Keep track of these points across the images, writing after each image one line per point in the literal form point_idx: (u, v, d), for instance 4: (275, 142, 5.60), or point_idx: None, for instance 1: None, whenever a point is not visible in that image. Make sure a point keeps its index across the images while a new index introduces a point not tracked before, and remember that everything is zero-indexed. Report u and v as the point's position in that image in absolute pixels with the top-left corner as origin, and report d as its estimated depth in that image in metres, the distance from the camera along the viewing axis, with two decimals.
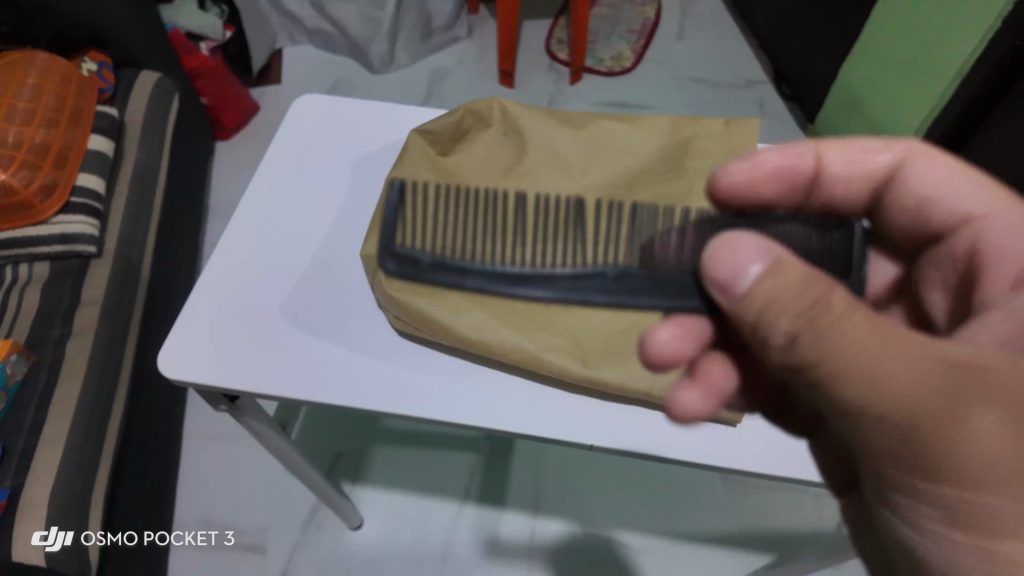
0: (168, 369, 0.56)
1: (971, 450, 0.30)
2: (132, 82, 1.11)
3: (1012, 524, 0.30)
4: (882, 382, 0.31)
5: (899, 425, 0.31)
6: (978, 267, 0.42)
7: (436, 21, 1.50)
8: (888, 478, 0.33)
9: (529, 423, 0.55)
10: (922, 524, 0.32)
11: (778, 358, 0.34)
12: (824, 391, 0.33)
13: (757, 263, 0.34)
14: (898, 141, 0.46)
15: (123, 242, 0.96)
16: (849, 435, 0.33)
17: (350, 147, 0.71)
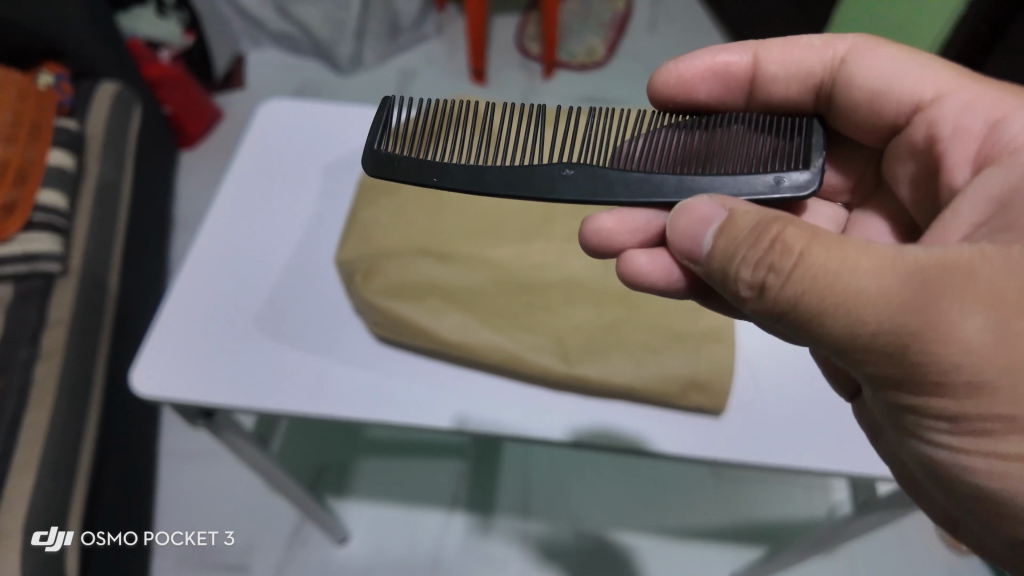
0: (140, 387, 0.53)
1: (956, 351, 0.32)
2: (91, 94, 1.07)
3: (998, 408, 0.33)
4: (862, 307, 0.33)
5: (883, 344, 0.33)
6: (942, 151, 0.44)
7: (403, 21, 1.47)
8: (887, 389, 0.36)
9: (518, 425, 0.53)
10: (926, 424, 0.36)
11: (754, 310, 0.36)
12: (808, 331, 0.35)
13: (710, 223, 0.36)
14: (837, 39, 0.46)
15: (87, 260, 0.93)
16: (842, 360, 0.36)
17: (320, 150, 0.69)
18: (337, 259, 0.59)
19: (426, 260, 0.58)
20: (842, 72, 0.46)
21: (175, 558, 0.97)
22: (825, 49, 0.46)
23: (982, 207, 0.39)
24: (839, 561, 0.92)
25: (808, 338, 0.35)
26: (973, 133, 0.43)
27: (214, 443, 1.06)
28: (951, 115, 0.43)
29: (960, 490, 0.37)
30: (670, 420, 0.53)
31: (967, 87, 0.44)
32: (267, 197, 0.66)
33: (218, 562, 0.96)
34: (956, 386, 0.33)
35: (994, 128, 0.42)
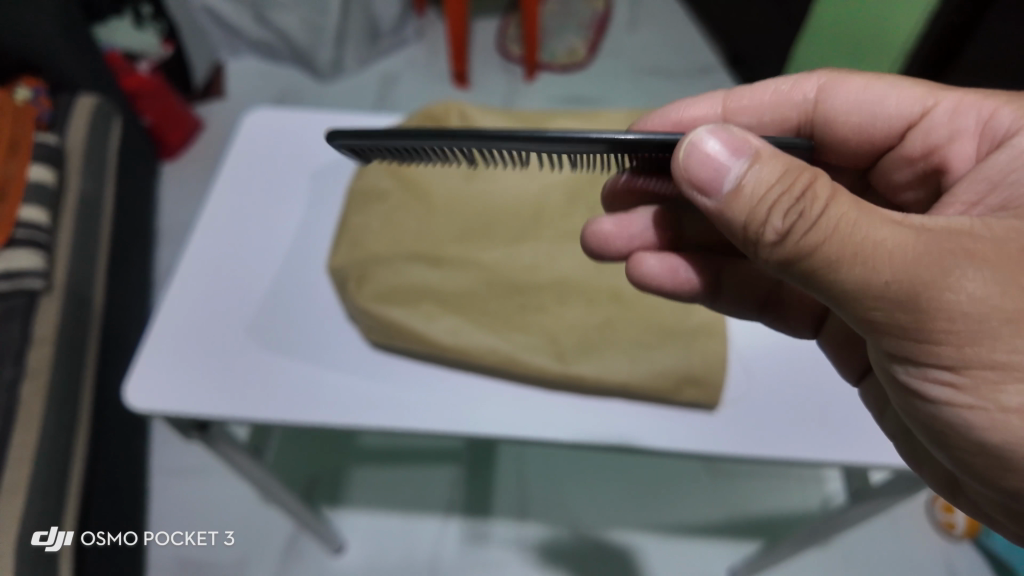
0: (132, 400, 0.53)
1: (965, 306, 0.33)
2: (70, 107, 1.06)
3: (1003, 368, 0.34)
4: (879, 256, 0.33)
5: (893, 295, 0.34)
6: (937, 160, 0.47)
7: (382, 26, 1.47)
8: (894, 346, 0.36)
9: (515, 426, 0.53)
10: (931, 382, 0.36)
11: (770, 259, 0.36)
12: (823, 281, 0.35)
13: (738, 157, 0.34)
14: (807, 79, 0.49)
15: (71, 275, 0.92)
16: (851, 315, 0.36)
17: (304, 158, 0.68)
18: (330, 266, 0.59)
19: (417, 264, 0.58)
20: (818, 113, 0.49)
21: (173, 557, 0.97)
22: (795, 92, 0.49)
23: (976, 188, 0.43)
24: (835, 552, 0.93)
25: (820, 290, 0.36)
26: (969, 135, 0.46)
27: (206, 457, 1.05)
28: (944, 124, 0.46)
29: (964, 451, 0.37)
30: (664, 415, 0.53)
31: (949, 93, 0.47)
32: (252, 206, 0.65)
33: (217, 564, 0.96)
34: (962, 340, 0.34)
35: (986, 127, 0.46)
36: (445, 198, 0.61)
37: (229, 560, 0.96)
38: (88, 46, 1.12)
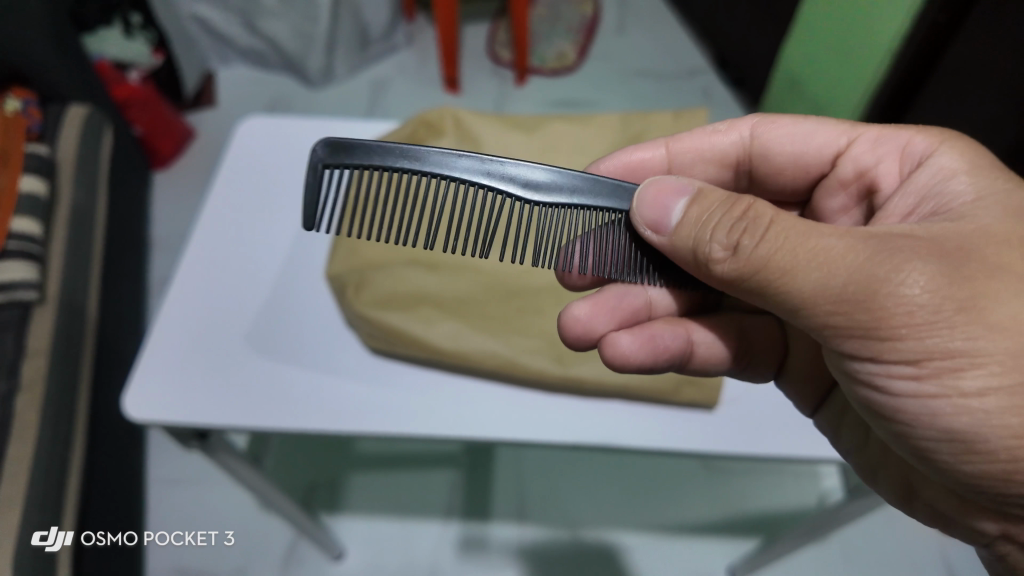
0: (132, 412, 0.53)
1: (913, 299, 0.34)
2: (60, 119, 1.05)
3: (962, 353, 0.35)
4: (822, 259, 0.35)
5: (846, 296, 0.35)
6: (870, 179, 0.50)
7: (372, 33, 1.47)
8: (854, 348, 0.37)
9: (516, 428, 0.53)
10: (893, 379, 0.37)
11: (726, 276, 0.38)
12: (777, 292, 0.37)
13: (679, 201, 0.41)
14: (739, 121, 0.54)
15: (64, 287, 0.91)
16: (810, 321, 0.37)
17: (297, 167, 0.68)
18: (328, 271, 0.58)
19: (416, 270, 0.59)
20: (754, 148, 0.54)
21: (174, 557, 0.97)
22: (731, 133, 0.54)
23: (908, 200, 0.46)
24: (833, 548, 0.93)
25: (776, 300, 0.37)
26: (893, 158, 0.49)
27: (203, 466, 1.05)
28: (868, 151, 0.50)
29: (932, 446, 0.37)
30: (663, 414, 0.54)
31: (868, 127, 0.50)
32: (247, 215, 0.65)
33: (218, 564, 0.96)
34: (921, 332, 0.35)
35: (907, 148, 0.48)
36: None
37: (230, 560, 0.96)
38: (77, 56, 1.11)
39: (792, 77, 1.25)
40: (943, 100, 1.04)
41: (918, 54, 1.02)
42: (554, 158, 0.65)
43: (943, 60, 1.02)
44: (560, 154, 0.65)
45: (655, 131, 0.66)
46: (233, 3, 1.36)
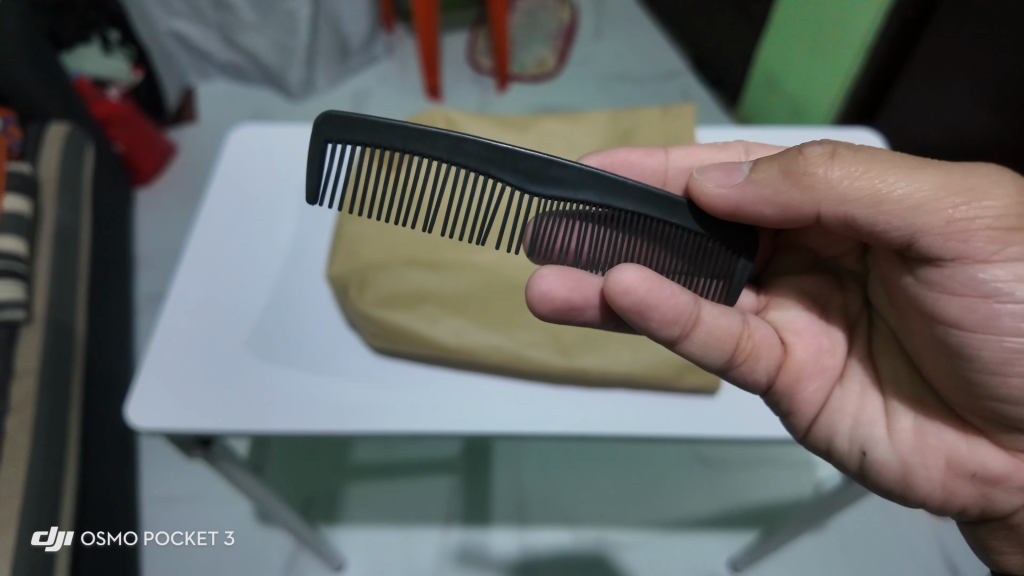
0: (134, 419, 0.52)
1: (996, 194, 0.42)
2: (42, 136, 1.04)
3: None
4: (922, 162, 0.43)
5: (977, 188, 0.42)
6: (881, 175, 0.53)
7: (352, 44, 1.48)
8: (978, 247, 0.41)
9: (523, 419, 0.53)
10: (1015, 282, 0.41)
11: (834, 186, 0.43)
12: (905, 185, 0.42)
13: (746, 163, 0.46)
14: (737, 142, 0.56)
15: (52, 305, 0.90)
16: (937, 219, 0.41)
17: (290, 173, 0.69)
18: (330, 275, 0.59)
19: (416, 269, 0.59)
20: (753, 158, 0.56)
21: (174, 556, 0.97)
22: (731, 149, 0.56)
23: None
24: (832, 536, 0.94)
25: (903, 198, 0.42)
26: None
27: (199, 481, 1.04)
28: None
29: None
30: (669, 401, 0.54)
31: None
32: (244, 222, 0.65)
33: (218, 564, 0.96)
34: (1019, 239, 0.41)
35: None
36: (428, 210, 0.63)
37: (227, 563, 0.96)
38: (58, 73, 1.10)
39: (769, 76, 1.27)
40: (918, 92, 1.06)
41: (895, 46, 1.03)
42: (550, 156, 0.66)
43: (914, 54, 1.04)
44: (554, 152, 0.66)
45: (644, 128, 0.67)
46: (212, 17, 1.36)
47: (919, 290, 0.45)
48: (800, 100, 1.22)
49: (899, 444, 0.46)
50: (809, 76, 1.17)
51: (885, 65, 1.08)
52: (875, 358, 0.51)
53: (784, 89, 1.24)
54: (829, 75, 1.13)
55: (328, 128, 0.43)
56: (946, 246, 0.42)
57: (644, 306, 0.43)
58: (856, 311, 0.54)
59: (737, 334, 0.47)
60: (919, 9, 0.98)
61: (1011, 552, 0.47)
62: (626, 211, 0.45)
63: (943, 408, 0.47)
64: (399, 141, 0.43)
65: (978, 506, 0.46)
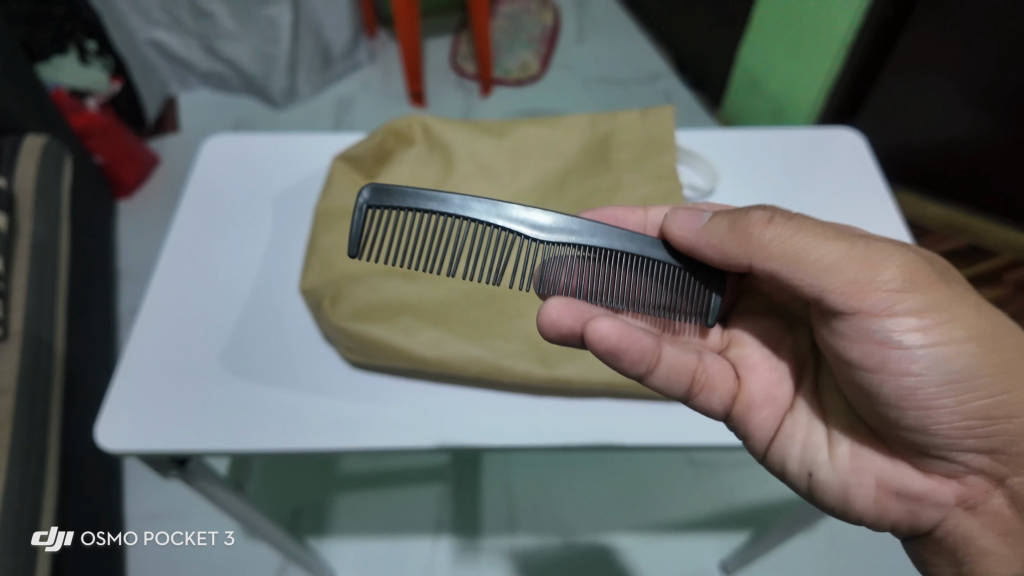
0: (104, 441, 0.51)
1: (892, 262, 0.42)
2: (17, 149, 1.03)
3: (941, 314, 0.42)
4: (835, 230, 0.43)
5: (877, 256, 0.42)
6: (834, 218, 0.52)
7: (335, 51, 1.47)
8: (874, 303, 0.42)
9: (503, 432, 0.52)
10: (905, 333, 0.42)
11: (763, 245, 0.43)
12: (819, 250, 0.42)
13: (703, 216, 0.47)
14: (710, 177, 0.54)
15: (30, 321, 0.89)
16: (840, 279, 0.42)
17: (265, 185, 0.67)
18: (304, 287, 0.57)
19: (393, 279, 0.57)
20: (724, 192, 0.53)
21: (168, 557, 0.97)
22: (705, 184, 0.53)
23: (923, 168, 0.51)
24: (823, 537, 0.94)
25: (815, 261, 0.42)
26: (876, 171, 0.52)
27: (185, 497, 1.03)
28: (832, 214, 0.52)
29: (927, 394, 0.41)
30: (654, 410, 0.53)
31: None
32: (215, 237, 0.63)
33: (209, 564, 0.96)
34: (910, 296, 0.42)
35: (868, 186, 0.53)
36: None
37: (217, 563, 0.96)
38: (33, 84, 1.09)
39: (751, 77, 1.27)
40: (902, 83, 1.08)
41: (879, 35, 1.03)
42: (527, 163, 0.64)
43: (896, 52, 1.05)
44: (533, 160, 0.64)
45: (623, 133, 0.65)
46: (191, 24, 1.35)
47: (828, 335, 0.45)
48: (783, 101, 1.22)
49: (838, 466, 0.46)
50: (791, 74, 1.17)
51: (866, 63, 1.08)
52: (820, 393, 0.50)
53: (767, 89, 1.24)
54: (810, 74, 1.13)
55: (372, 195, 0.45)
56: (840, 300, 0.42)
57: (624, 344, 0.43)
58: (805, 350, 0.52)
59: (692, 368, 0.47)
60: (898, 6, 0.98)
61: (942, 565, 0.46)
62: (619, 252, 0.47)
63: (867, 435, 0.46)
64: (432, 205, 0.45)
65: (906, 523, 0.45)
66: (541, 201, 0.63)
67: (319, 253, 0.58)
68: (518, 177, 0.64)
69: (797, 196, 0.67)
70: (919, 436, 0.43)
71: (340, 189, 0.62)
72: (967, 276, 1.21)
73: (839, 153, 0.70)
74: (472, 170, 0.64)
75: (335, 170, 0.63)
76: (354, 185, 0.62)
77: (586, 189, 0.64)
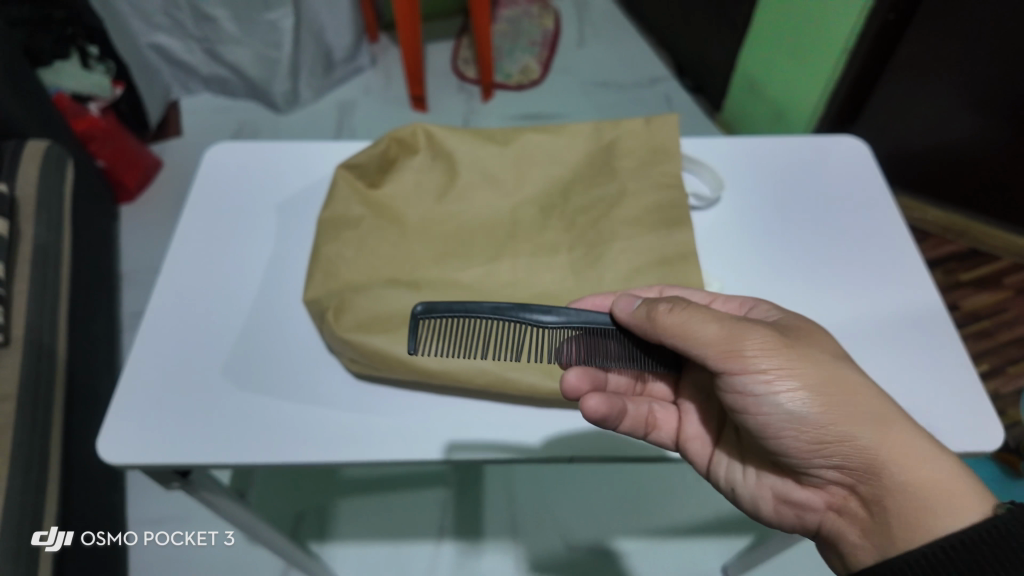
0: (108, 455, 0.51)
1: (759, 340, 0.44)
2: (18, 154, 1.02)
3: (805, 373, 0.43)
4: (708, 310, 0.45)
5: (736, 331, 0.44)
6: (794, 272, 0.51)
7: (336, 55, 1.47)
8: (736, 365, 0.43)
9: (509, 445, 0.51)
10: (765, 387, 0.43)
11: (658, 333, 0.45)
12: (698, 331, 0.44)
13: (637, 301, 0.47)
14: None
15: (32, 327, 0.88)
16: (712, 349, 0.44)
17: (268, 194, 0.67)
18: (308, 298, 0.57)
19: (397, 290, 0.56)
20: None
21: (170, 557, 0.97)
22: None
23: None
24: None
25: (686, 334, 0.44)
26: None
27: (188, 502, 1.03)
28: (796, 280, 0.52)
29: (791, 437, 0.43)
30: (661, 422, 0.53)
31: None
32: (217, 247, 0.63)
33: (211, 564, 0.96)
34: (767, 356, 0.43)
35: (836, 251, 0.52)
36: (416, 224, 0.61)
37: (219, 562, 0.96)
38: (34, 90, 1.09)
39: (753, 83, 1.27)
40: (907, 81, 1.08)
41: (881, 39, 1.02)
42: (532, 171, 0.64)
43: (897, 54, 1.06)
44: (538, 169, 0.64)
45: (628, 140, 0.64)
46: (193, 28, 1.35)
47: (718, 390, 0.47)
48: (784, 106, 1.21)
49: (749, 480, 0.50)
50: (792, 79, 1.17)
51: (868, 68, 1.08)
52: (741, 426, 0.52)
53: (768, 94, 1.24)
54: (810, 80, 1.13)
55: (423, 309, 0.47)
56: (692, 350, 0.44)
57: (609, 417, 0.48)
58: None
59: (646, 417, 0.52)
60: (900, 11, 0.98)
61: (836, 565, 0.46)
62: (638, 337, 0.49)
63: (765, 461, 0.49)
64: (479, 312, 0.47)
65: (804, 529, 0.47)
66: (544, 210, 0.62)
67: (323, 264, 0.58)
68: (523, 185, 0.63)
69: (800, 204, 0.67)
70: (781, 454, 0.45)
71: (344, 198, 0.62)
72: (968, 280, 1.20)
73: (843, 160, 0.70)
74: (476, 179, 0.63)
75: (338, 179, 0.63)
76: (359, 194, 0.62)
77: (592, 199, 0.62)
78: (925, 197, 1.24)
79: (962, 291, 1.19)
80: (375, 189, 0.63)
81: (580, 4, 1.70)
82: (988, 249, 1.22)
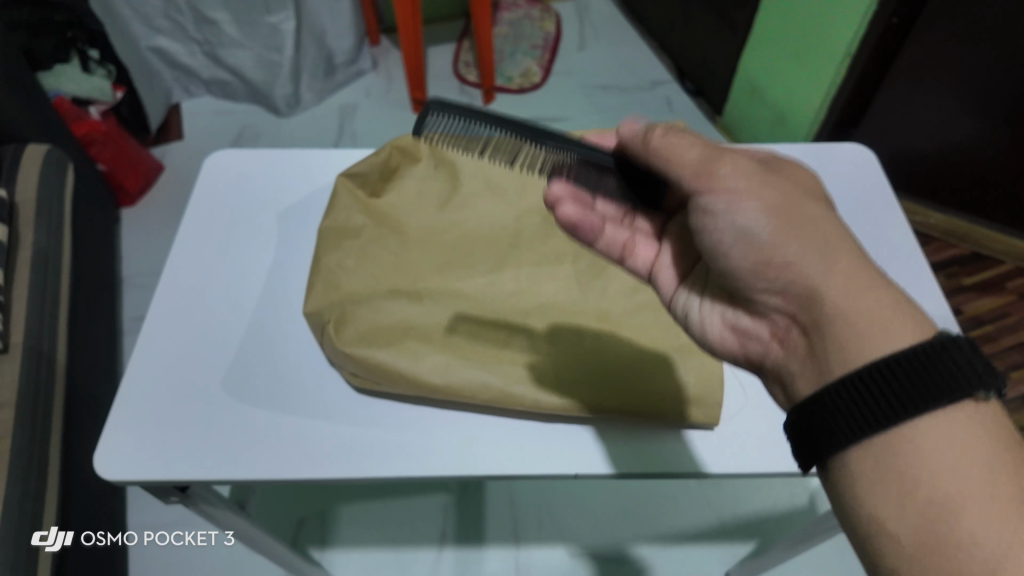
0: (105, 470, 0.50)
1: (735, 167, 0.42)
2: (18, 158, 1.02)
3: (773, 200, 0.41)
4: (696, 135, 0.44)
5: (711, 152, 0.42)
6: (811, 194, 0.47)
7: (337, 58, 1.47)
8: (697, 181, 0.42)
9: (512, 461, 0.51)
10: (719, 206, 0.41)
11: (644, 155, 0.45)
12: (680, 144, 0.43)
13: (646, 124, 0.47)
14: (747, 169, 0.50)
15: (31, 332, 0.88)
16: (686, 168, 0.42)
17: (267, 203, 0.66)
18: (309, 310, 0.56)
19: (399, 302, 0.55)
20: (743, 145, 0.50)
21: (171, 558, 0.97)
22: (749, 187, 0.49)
23: None
24: (826, 549, 0.93)
25: (658, 146, 0.43)
26: None
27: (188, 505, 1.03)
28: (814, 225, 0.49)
29: (737, 251, 0.41)
30: (666, 437, 0.52)
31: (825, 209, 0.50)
32: (216, 257, 0.62)
33: (212, 566, 0.96)
34: (733, 178, 0.41)
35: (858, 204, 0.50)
36: (418, 234, 0.60)
37: (219, 562, 0.96)
38: (36, 93, 1.08)
39: (755, 87, 1.26)
40: (910, 87, 1.07)
41: (884, 42, 1.02)
42: (535, 180, 0.63)
43: (897, 58, 1.05)
44: (540, 177, 0.63)
45: None
46: (194, 30, 1.35)
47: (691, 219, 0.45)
48: (785, 110, 1.21)
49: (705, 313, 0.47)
50: (793, 83, 1.16)
51: (870, 71, 1.08)
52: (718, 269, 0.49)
53: (770, 98, 1.23)
54: (812, 84, 1.12)
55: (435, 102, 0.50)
56: (671, 174, 0.43)
57: (584, 227, 0.49)
58: None
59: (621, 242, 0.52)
60: (902, 15, 0.98)
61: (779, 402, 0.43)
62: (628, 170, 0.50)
63: (723, 293, 0.47)
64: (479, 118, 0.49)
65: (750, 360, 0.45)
66: (547, 219, 0.62)
67: (324, 275, 0.57)
68: (526, 194, 0.63)
69: None
70: (731, 278, 0.43)
71: (345, 207, 0.61)
72: (971, 283, 1.19)
73: (848, 167, 0.69)
74: (479, 188, 0.63)
75: (340, 187, 0.62)
76: (360, 204, 0.61)
77: None
78: (927, 201, 1.23)
79: (966, 295, 1.18)
80: (377, 199, 0.62)
81: (581, 7, 1.70)
82: (991, 252, 1.21)
